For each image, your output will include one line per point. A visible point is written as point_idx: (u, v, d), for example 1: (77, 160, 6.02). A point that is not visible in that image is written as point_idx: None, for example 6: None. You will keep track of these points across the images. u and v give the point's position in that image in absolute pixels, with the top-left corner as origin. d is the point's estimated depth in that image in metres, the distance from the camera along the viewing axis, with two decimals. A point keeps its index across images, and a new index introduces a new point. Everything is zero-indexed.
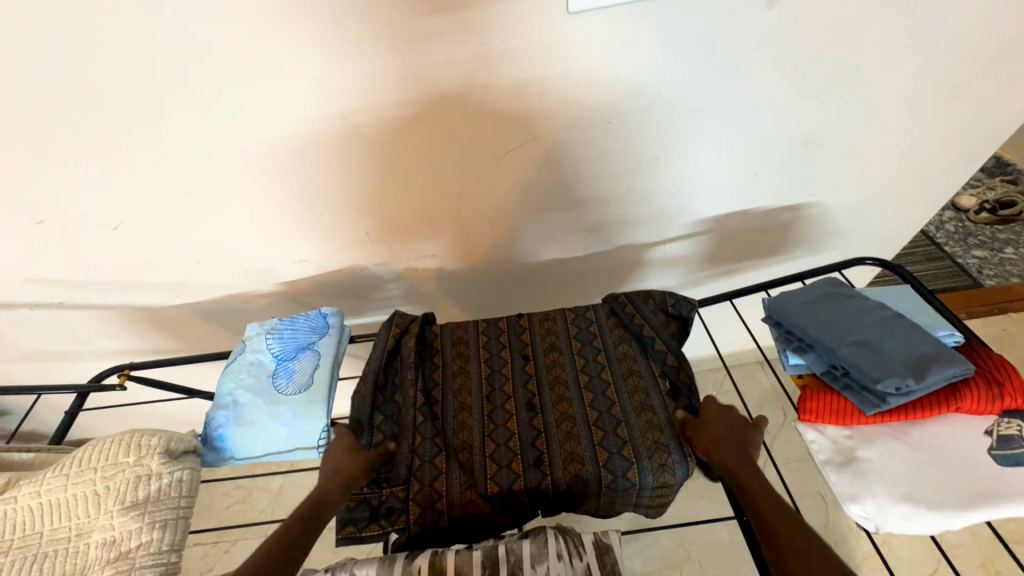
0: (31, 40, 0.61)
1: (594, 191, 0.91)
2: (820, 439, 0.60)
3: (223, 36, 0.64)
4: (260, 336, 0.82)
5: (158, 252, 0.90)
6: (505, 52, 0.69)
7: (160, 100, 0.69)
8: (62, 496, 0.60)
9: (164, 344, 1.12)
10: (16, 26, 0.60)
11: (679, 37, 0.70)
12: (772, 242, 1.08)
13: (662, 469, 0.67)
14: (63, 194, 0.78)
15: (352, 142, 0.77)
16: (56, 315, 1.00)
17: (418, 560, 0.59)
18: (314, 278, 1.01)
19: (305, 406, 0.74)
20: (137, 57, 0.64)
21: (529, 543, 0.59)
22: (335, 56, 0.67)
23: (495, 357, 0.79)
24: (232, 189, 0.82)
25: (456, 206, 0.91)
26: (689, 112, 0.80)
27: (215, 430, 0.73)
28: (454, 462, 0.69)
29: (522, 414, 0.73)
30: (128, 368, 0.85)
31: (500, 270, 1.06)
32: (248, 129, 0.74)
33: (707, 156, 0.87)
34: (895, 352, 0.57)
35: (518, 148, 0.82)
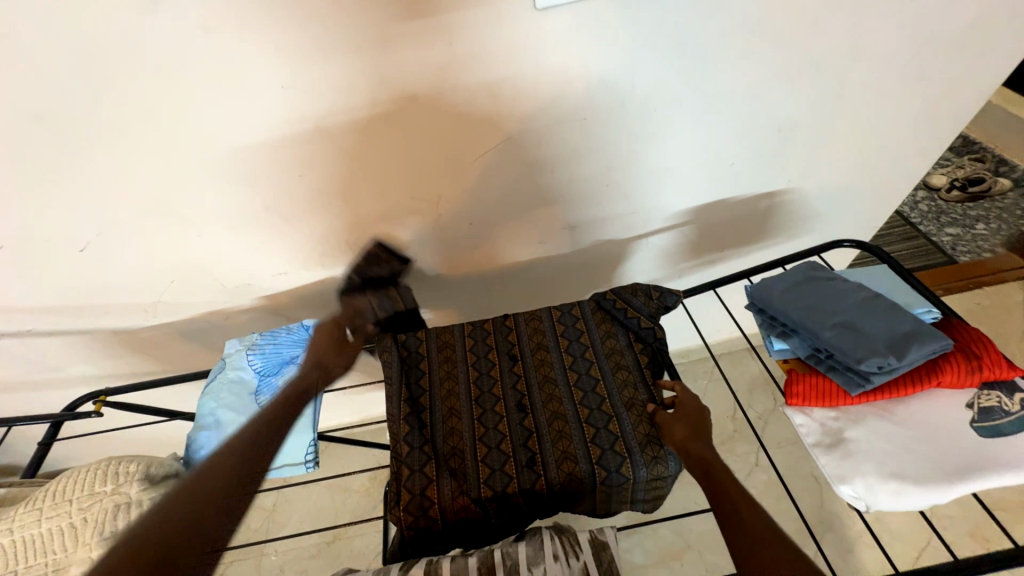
0: None
1: (573, 188, 0.91)
2: (809, 423, 0.60)
3: (179, 46, 0.61)
4: (240, 353, 0.80)
5: (129, 271, 0.87)
6: (474, 50, 0.68)
7: (117, 113, 0.66)
8: (37, 531, 0.57)
9: (142, 365, 1.09)
10: None
11: (645, 30, 0.70)
12: (752, 229, 1.09)
13: (656, 462, 0.67)
14: (22, 218, 0.75)
15: (324, 149, 0.76)
16: (25, 344, 0.97)
17: (412, 571, 0.58)
18: (295, 290, 0.99)
19: (289, 421, 0.72)
20: (90, 71, 0.62)
21: (524, 545, 0.58)
22: (303, 63, 0.65)
23: (483, 360, 0.78)
24: (203, 201, 0.79)
25: (436, 209, 0.89)
26: (663, 105, 0.80)
27: (198, 452, 0.71)
28: (445, 468, 0.68)
29: (513, 415, 0.73)
30: (103, 394, 0.81)
31: (484, 271, 1.05)
32: (214, 141, 0.72)
33: (685, 145, 0.87)
34: (874, 332, 0.57)
35: (494, 147, 0.81)
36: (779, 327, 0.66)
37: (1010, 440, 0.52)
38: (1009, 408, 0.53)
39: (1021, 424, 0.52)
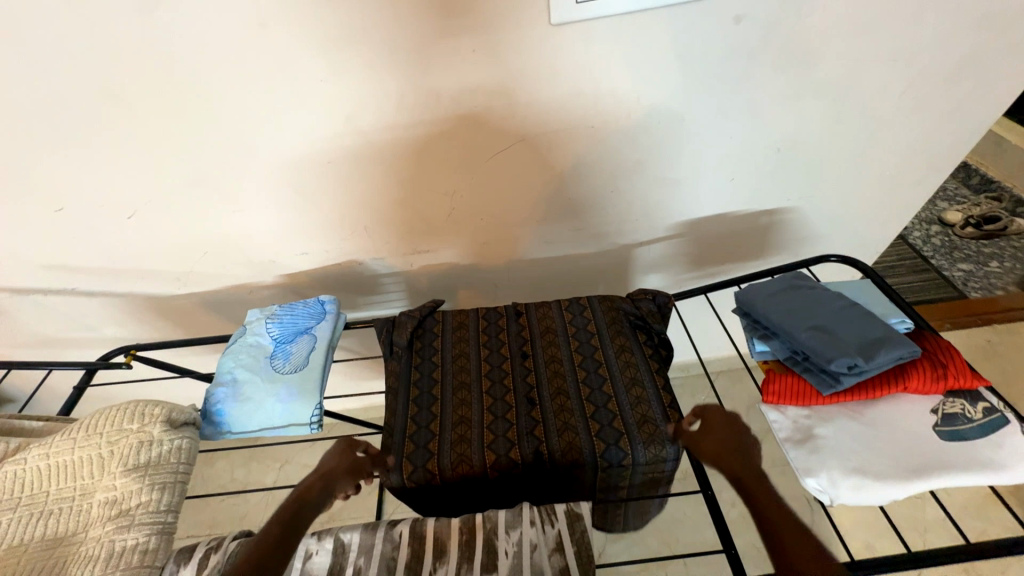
0: (60, 41, 0.67)
1: (581, 191, 0.96)
2: (781, 418, 0.63)
3: (235, 41, 0.70)
4: (260, 321, 0.87)
5: (168, 241, 0.96)
6: (493, 59, 0.74)
7: (174, 96, 0.75)
8: (69, 458, 0.64)
9: (169, 332, 1.17)
10: (49, 30, 0.66)
11: (653, 49, 0.76)
12: (752, 245, 1.13)
13: (652, 441, 0.69)
14: (83, 185, 0.84)
15: (351, 140, 0.83)
16: (69, 302, 1.06)
17: (399, 526, 0.62)
18: (314, 271, 1.06)
19: (299, 384, 0.78)
20: (156, 59, 0.70)
21: (504, 511, 0.62)
22: (339, 62, 0.73)
23: (494, 339, 0.83)
24: (239, 181, 0.87)
25: (449, 204, 0.96)
26: (667, 119, 0.85)
27: (215, 405, 0.77)
28: (449, 430, 0.72)
29: (520, 388, 0.77)
30: (135, 349, 0.89)
31: (493, 266, 1.11)
32: (254, 125, 0.80)
33: (689, 158, 0.92)
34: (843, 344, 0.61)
35: (508, 148, 0.87)
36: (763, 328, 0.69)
37: (968, 444, 0.55)
38: (971, 415, 0.57)
39: (980, 431, 0.56)
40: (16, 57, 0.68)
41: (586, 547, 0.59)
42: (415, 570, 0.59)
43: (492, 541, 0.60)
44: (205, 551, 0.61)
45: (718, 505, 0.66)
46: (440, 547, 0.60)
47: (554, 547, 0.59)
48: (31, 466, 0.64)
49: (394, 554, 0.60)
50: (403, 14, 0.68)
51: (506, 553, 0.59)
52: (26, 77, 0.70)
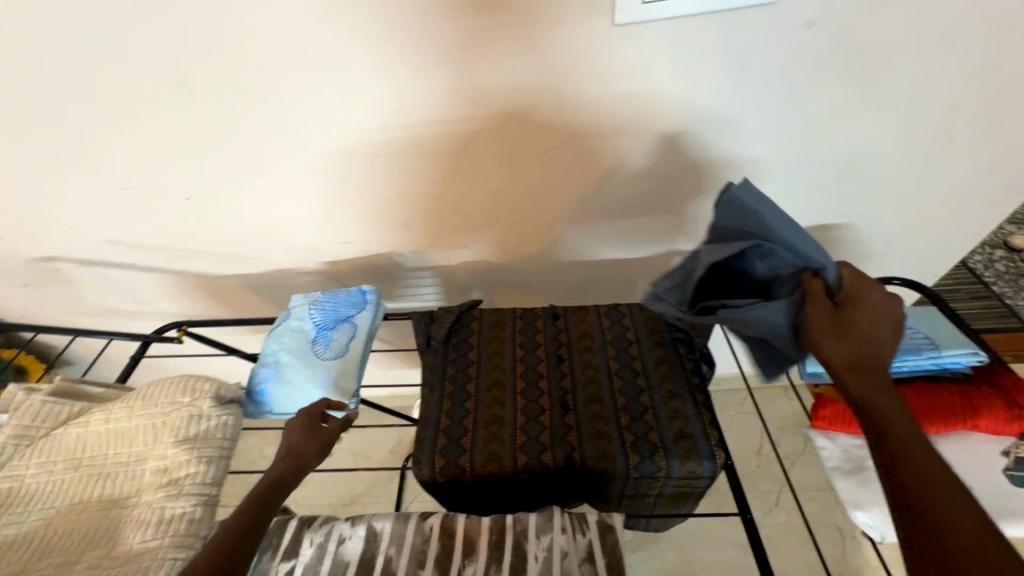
0: (138, 28, 0.71)
1: (626, 195, 0.94)
2: (832, 447, 0.63)
3: (298, 34, 0.72)
4: (304, 306, 0.89)
5: (221, 223, 1.00)
6: (547, 59, 0.73)
7: (238, 85, 0.77)
8: (127, 425, 0.67)
9: (215, 310, 1.23)
10: (129, 18, 0.69)
11: (717, 53, 0.73)
12: None
13: (689, 458, 0.67)
14: (150, 166, 0.89)
15: (401, 134, 0.84)
16: (128, 276, 1.12)
17: (430, 519, 0.63)
18: (355, 260, 1.09)
19: (338, 371, 0.80)
20: (224, 48, 0.73)
21: (535, 515, 0.62)
22: (395, 57, 0.74)
23: (529, 340, 0.83)
24: (291, 170, 0.90)
25: (491, 202, 0.96)
26: (723, 126, 0.82)
27: (258, 385, 0.80)
28: (483, 427, 0.73)
29: (554, 391, 0.76)
30: (187, 324, 0.93)
31: (529, 266, 1.10)
32: (310, 115, 0.81)
33: (740, 168, 0.89)
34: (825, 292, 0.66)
35: (555, 149, 0.86)
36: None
37: None
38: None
39: None
40: (99, 42, 0.72)
41: (617, 560, 0.58)
42: (444, 565, 0.59)
43: (521, 544, 0.60)
44: None
45: (757, 532, 0.63)
46: (469, 543, 0.61)
47: (584, 557, 0.58)
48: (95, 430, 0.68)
49: (425, 548, 0.61)
50: (463, 9, 0.68)
51: (535, 558, 0.58)
52: (105, 61, 0.74)
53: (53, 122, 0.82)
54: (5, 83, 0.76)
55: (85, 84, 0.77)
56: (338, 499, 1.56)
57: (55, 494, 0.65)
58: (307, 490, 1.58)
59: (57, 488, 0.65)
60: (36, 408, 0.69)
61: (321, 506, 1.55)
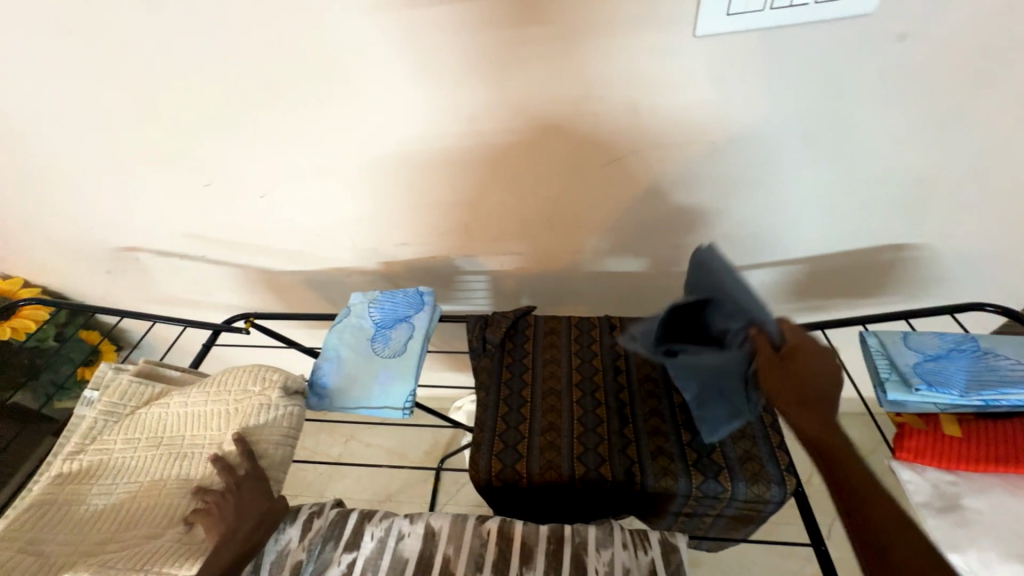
0: (234, 37, 0.75)
1: (688, 208, 0.92)
2: (918, 481, 0.60)
3: (380, 43, 0.74)
4: (364, 304, 0.91)
5: (288, 221, 1.05)
6: (621, 70, 0.73)
7: (318, 90, 0.80)
8: (204, 409, 0.71)
9: (274, 304, 1.28)
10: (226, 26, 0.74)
11: (800, 66, 0.71)
12: (868, 281, 1.03)
13: (756, 481, 0.64)
14: (230, 165, 0.94)
15: (468, 141, 0.85)
16: (199, 268, 1.19)
17: (488, 523, 0.63)
18: (410, 262, 1.11)
19: (397, 369, 0.82)
20: (309, 56, 0.76)
21: (595, 527, 0.61)
22: (470, 66, 0.75)
23: (585, 350, 0.83)
24: (359, 174, 0.93)
25: (549, 210, 0.96)
26: (798, 139, 0.79)
27: (320, 378, 0.82)
28: (539, 433, 0.72)
29: (611, 403, 0.75)
30: (254, 316, 0.97)
31: (581, 275, 1.10)
32: (381, 120, 0.84)
33: (814, 182, 0.85)
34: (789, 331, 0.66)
35: (620, 160, 0.85)
36: (912, 382, 0.62)
37: None
38: None
39: None
40: (196, 49, 0.76)
41: None
42: (502, 571, 0.59)
43: (581, 556, 0.59)
44: (310, 513, 0.65)
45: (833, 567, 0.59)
46: (527, 551, 0.60)
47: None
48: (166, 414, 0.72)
49: (483, 551, 0.61)
50: (542, 19, 0.69)
51: (596, 572, 0.57)
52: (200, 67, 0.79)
53: (148, 122, 0.87)
54: (110, 84, 0.82)
55: (181, 87, 0.82)
56: (374, 495, 1.59)
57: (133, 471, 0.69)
58: (344, 484, 1.62)
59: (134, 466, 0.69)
60: (126, 387, 0.75)
61: (357, 500, 1.58)
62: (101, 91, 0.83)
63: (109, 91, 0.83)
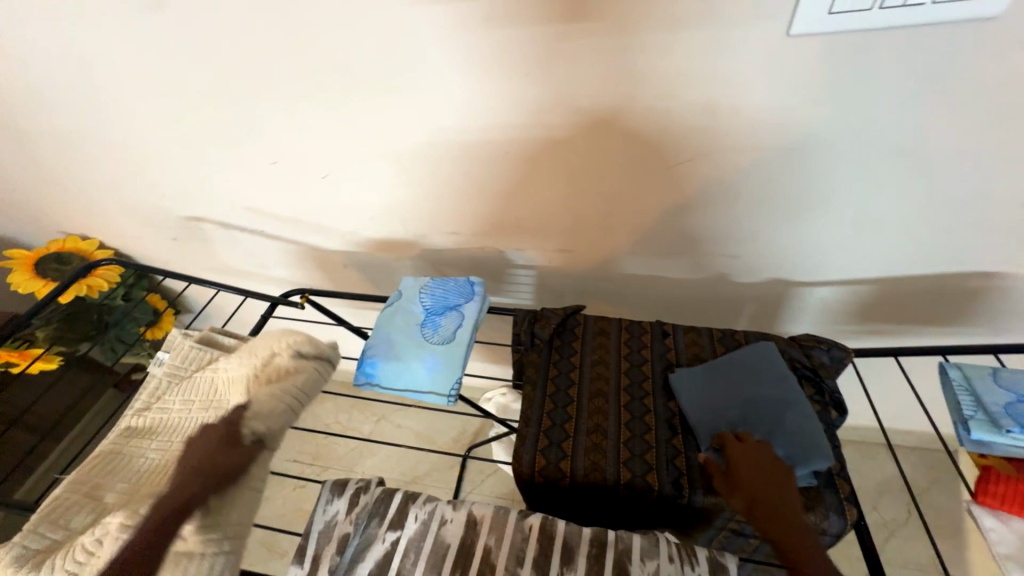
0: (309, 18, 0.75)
1: (754, 216, 0.88)
2: (1001, 530, 0.57)
3: (451, 30, 0.73)
4: (414, 289, 0.93)
5: (345, 202, 1.07)
6: (701, 67, 0.69)
7: (386, 74, 0.80)
8: (234, 371, 0.74)
9: (324, 281, 1.32)
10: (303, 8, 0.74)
11: (903, 72, 0.65)
12: (943, 308, 0.97)
13: (814, 509, 0.61)
14: (295, 145, 0.96)
15: (531, 134, 0.83)
16: (257, 242, 1.24)
17: (530, 519, 0.63)
18: (459, 251, 1.12)
19: (445, 356, 0.83)
20: (380, 40, 0.76)
21: (640, 537, 0.60)
22: (541, 57, 0.73)
23: (636, 354, 0.81)
24: (417, 161, 0.94)
25: (605, 209, 0.93)
26: (887, 151, 0.74)
27: (370, 358, 0.84)
28: (585, 434, 0.71)
29: (661, 411, 0.73)
30: (309, 292, 1.00)
31: (630, 277, 1.07)
32: (446, 108, 0.83)
33: (898, 197, 0.80)
34: (784, 390, 0.69)
35: (687, 162, 0.82)
36: (1004, 424, 0.58)
37: None
38: None
39: None
40: (273, 29, 0.78)
41: None
42: (543, 568, 0.59)
43: (624, 563, 0.58)
44: (357, 487, 0.66)
45: None
46: (569, 552, 0.60)
47: None
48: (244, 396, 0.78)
49: (524, 546, 0.60)
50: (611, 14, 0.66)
51: None
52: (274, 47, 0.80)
53: (223, 99, 0.90)
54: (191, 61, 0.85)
55: (257, 68, 0.84)
56: (401, 475, 1.62)
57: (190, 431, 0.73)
58: (373, 461, 1.67)
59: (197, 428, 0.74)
60: (186, 352, 0.79)
61: (385, 478, 1.63)
62: (183, 67, 0.86)
63: (189, 66, 0.86)
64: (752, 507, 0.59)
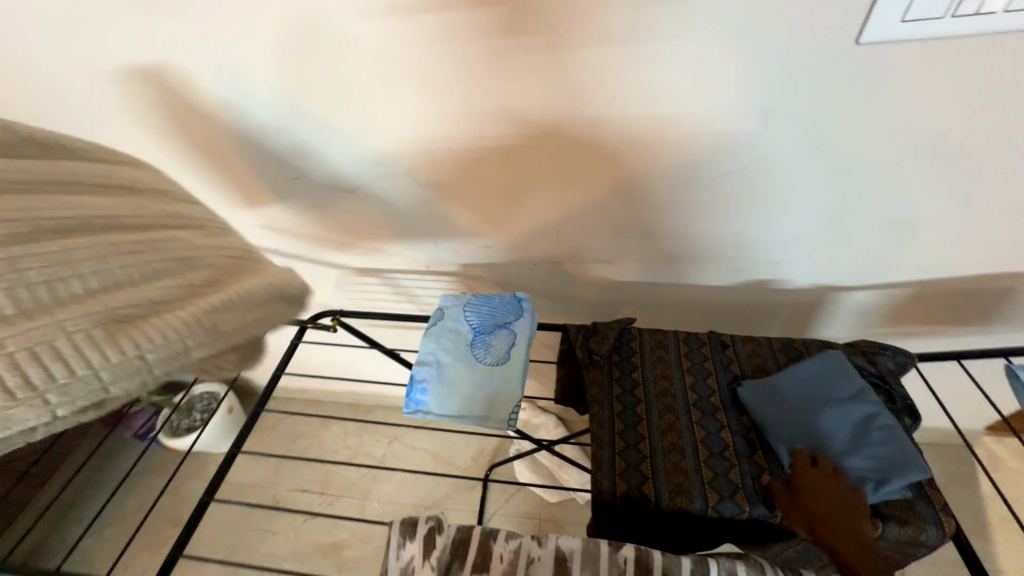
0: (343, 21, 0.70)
1: (799, 223, 0.88)
2: None
3: (498, 38, 0.69)
4: (457, 307, 0.88)
5: (369, 222, 1.00)
6: (762, 74, 0.69)
7: (425, 83, 0.75)
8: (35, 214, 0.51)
9: (340, 301, 1.25)
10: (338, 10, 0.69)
11: (967, 78, 0.66)
12: (976, 310, 0.99)
13: (911, 522, 0.60)
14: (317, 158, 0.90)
15: (578, 144, 0.80)
16: None
17: (623, 550, 0.59)
18: (492, 266, 1.07)
19: (502, 377, 0.78)
20: (423, 46, 0.71)
21: (744, 564, 0.57)
22: (596, 65, 0.70)
23: (699, 367, 0.78)
24: (450, 177, 0.88)
25: (649, 222, 0.91)
26: (942, 156, 0.74)
27: (419, 383, 0.79)
28: (662, 454, 0.69)
29: (735, 426, 0.72)
30: (340, 314, 0.94)
31: (668, 288, 1.06)
32: (486, 120, 0.78)
33: (948, 203, 0.80)
34: (861, 403, 0.67)
35: (739, 170, 0.81)
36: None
37: None
38: None
39: None
40: (300, 35, 0.72)
41: None
42: None
43: None
44: (430, 527, 0.61)
45: None
46: None
47: None
48: (176, 207, 0.58)
49: None
50: (546, 19, 0.66)
51: None
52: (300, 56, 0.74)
53: (237, 115, 0.83)
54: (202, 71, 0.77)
55: (280, 78, 0.77)
56: (419, 501, 1.54)
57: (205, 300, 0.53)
58: (388, 488, 1.58)
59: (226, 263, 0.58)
60: None
61: (402, 506, 1.54)
62: (195, 80, 0.79)
63: (199, 80, 0.79)
64: (814, 523, 0.58)
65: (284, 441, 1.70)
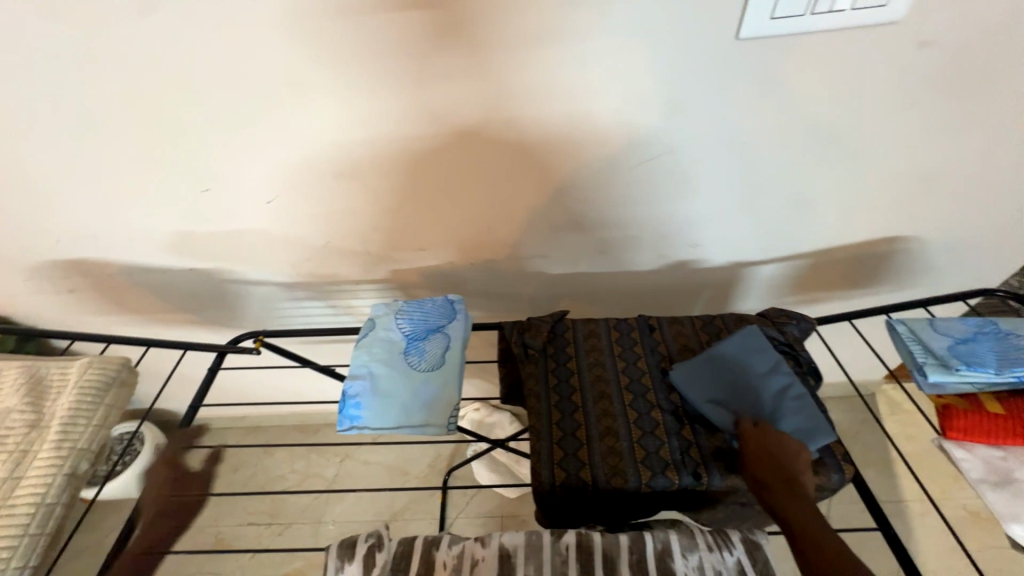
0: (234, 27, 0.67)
1: (709, 207, 0.94)
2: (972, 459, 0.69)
3: (399, 41, 0.68)
4: (389, 316, 0.86)
5: (290, 232, 0.96)
6: (657, 71, 0.72)
7: (328, 88, 0.73)
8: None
9: (270, 318, 1.19)
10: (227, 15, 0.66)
11: (831, 68, 0.73)
12: (864, 274, 1.11)
13: (817, 471, 0.67)
14: (223, 169, 0.84)
15: (493, 142, 0.81)
16: (184, 283, 1.08)
17: (565, 538, 0.60)
18: (425, 268, 1.06)
19: (438, 382, 0.77)
20: (322, 50, 0.69)
21: (676, 534, 0.60)
22: (499, 63, 0.71)
23: (628, 351, 0.82)
24: (370, 182, 0.87)
25: (573, 215, 0.94)
26: (821, 139, 0.82)
27: (352, 398, 0.76)
28: (597, 439, 0.71)
29: (664, 404, 0.75)
30: (262, 334, 0.88)
31: (599, 277, 1.09)
32: (397, 122, 0.77)
33: (829, 180, 0.89)
34: (775, 371, 0.73)
35: (649, 161, 0.85)
36: (953, 364, 0.67)
37: None
38: None
39: None
40: (186, 41, 0.68)
41: None
42: None
43: (667, 562, 0.57)
44: (369, 545, 0.59)
45: (903, 548, 0.61)
46: (610, 566, 0.58)
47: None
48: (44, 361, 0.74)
49: (565, 569, 0.57)
50: (406, 25, 0.67)
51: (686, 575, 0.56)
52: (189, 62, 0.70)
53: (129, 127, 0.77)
54: (79, 79, 0.71)
55: (170, 85, 0.72)
56: (376, 516, 1.49)
57: (12, 400, 0.68)
58: (342, 507, 1.52)
59: (29, 374, 0.71)
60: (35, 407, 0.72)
61: (358, 525, 1.49)
62: (72, 89, 0.72)
63: (77, 90, 0.73)
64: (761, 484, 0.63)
65: (224, 473, 1.59)
